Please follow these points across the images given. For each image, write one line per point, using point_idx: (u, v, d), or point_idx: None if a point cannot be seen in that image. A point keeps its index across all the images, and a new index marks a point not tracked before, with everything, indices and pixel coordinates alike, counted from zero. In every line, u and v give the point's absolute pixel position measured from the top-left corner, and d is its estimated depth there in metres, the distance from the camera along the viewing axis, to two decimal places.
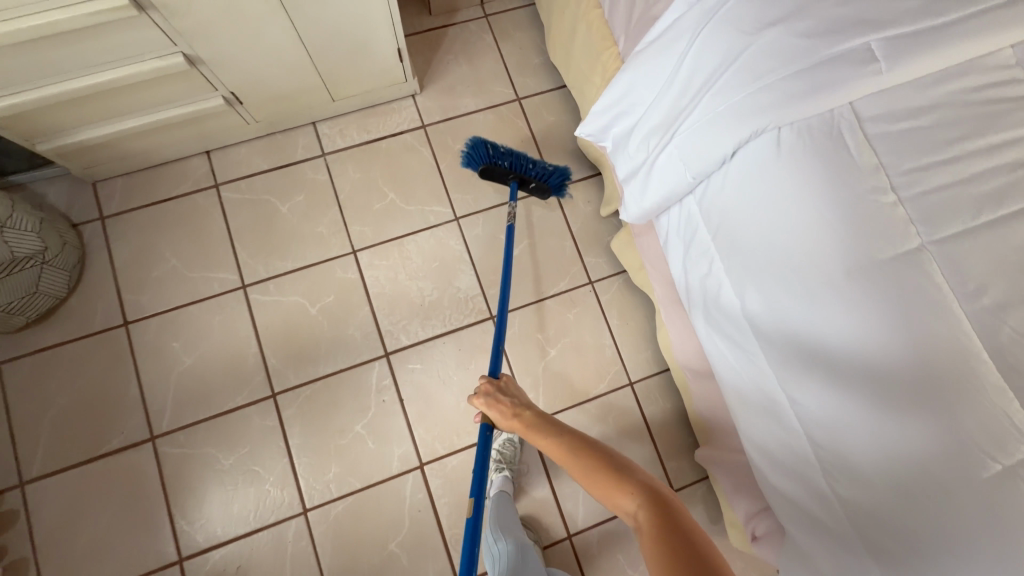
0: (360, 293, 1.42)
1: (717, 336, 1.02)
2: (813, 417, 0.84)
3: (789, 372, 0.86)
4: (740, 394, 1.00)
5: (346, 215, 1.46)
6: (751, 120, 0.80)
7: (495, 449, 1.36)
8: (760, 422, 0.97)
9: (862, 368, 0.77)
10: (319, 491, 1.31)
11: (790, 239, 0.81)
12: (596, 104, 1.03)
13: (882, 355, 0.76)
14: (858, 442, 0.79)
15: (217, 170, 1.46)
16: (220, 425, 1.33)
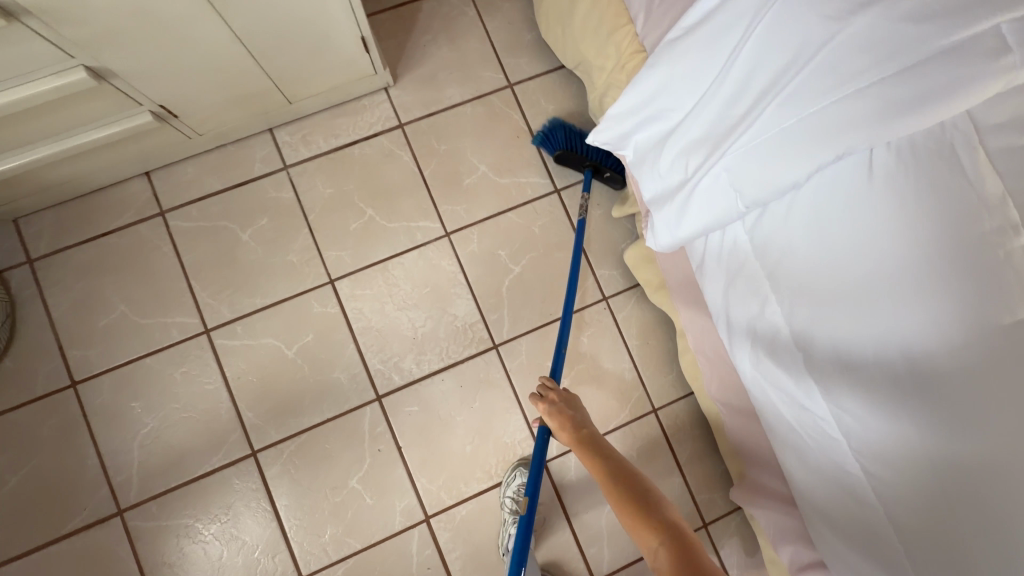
0: (343, 329, 1.24)
1: (767, 387, 0.84)
2: (904, 500, 0.69)
3: (873, 446, 0.70)
4: (799, 455, 0.84)
5: (319, 238, 1.26)
6: (833, 139, 0.61)
7: (509, 498, 1.19)
8: (823, 491, 0.81)
9: (977, 451, 0.61)
10: (315, 556, 1.18)
11: (882, 288, 0.64)
12: (614, 106, 0.82)
13: (1008, 441, 0.59)
14: (966, 538, 0.64)
15: (161, 194, 1.24)
16: (196, 491, 1.17)
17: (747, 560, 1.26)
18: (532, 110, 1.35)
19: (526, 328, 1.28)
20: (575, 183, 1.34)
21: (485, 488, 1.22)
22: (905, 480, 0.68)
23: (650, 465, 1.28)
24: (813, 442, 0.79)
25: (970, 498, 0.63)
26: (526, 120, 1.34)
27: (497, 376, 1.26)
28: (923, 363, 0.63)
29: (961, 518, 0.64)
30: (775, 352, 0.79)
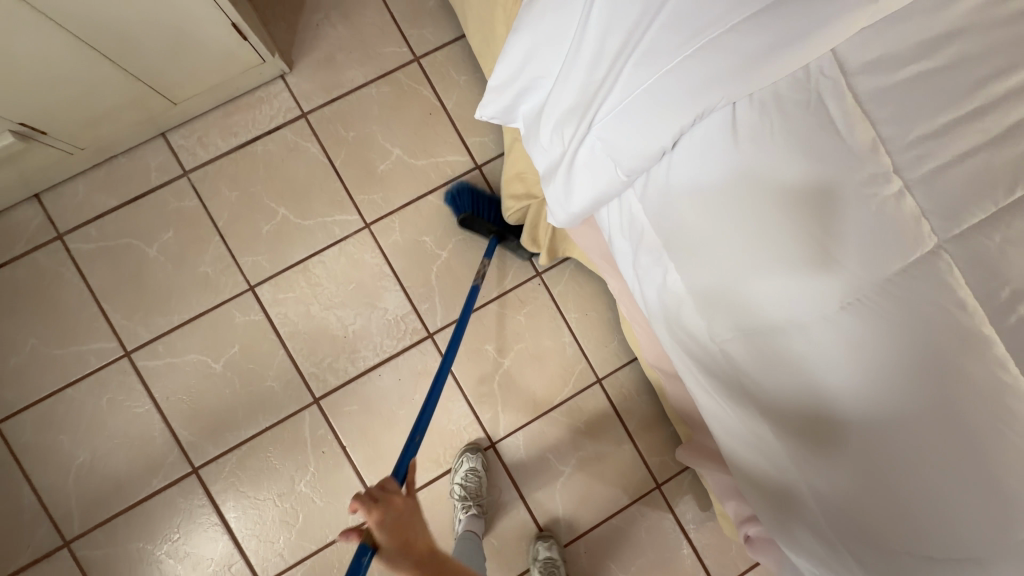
0: (270, 336, 1.20)
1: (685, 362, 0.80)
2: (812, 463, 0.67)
3: (780, 415, 0.67)
4: (718, 425, 0.81)
5: (233, 245, 1.20)
6: (692, 99, 0.57)
7: (457, 483, 1.19)
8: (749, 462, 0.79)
9: (875, 414, 0.59)
10: (272, 562, 1.18)
11: (768, 255, 0.59)
12: (491, 78, 0.75)
13: (904, 403, 0.57)
14: (869, 495, 0.63)
15: (56, 217, 1.17)
16: (142, 515, 1.16)
17: (701, 513, 1.29)
18: (442, 83, 1.27)
19: None
20: (495, 156, 1.28)
21: (435, 477, 1.22)
22: (817, 451, 0.66)
23: (600, 435, 1.28)
24: (735, 425, 0.74)
25: (873, 462, 0.61)
26: (437, 96, 1.27)
27: (435, 366, 1.24)
28: (818, 333, 0.60)
29: (868, 482, 0.63)
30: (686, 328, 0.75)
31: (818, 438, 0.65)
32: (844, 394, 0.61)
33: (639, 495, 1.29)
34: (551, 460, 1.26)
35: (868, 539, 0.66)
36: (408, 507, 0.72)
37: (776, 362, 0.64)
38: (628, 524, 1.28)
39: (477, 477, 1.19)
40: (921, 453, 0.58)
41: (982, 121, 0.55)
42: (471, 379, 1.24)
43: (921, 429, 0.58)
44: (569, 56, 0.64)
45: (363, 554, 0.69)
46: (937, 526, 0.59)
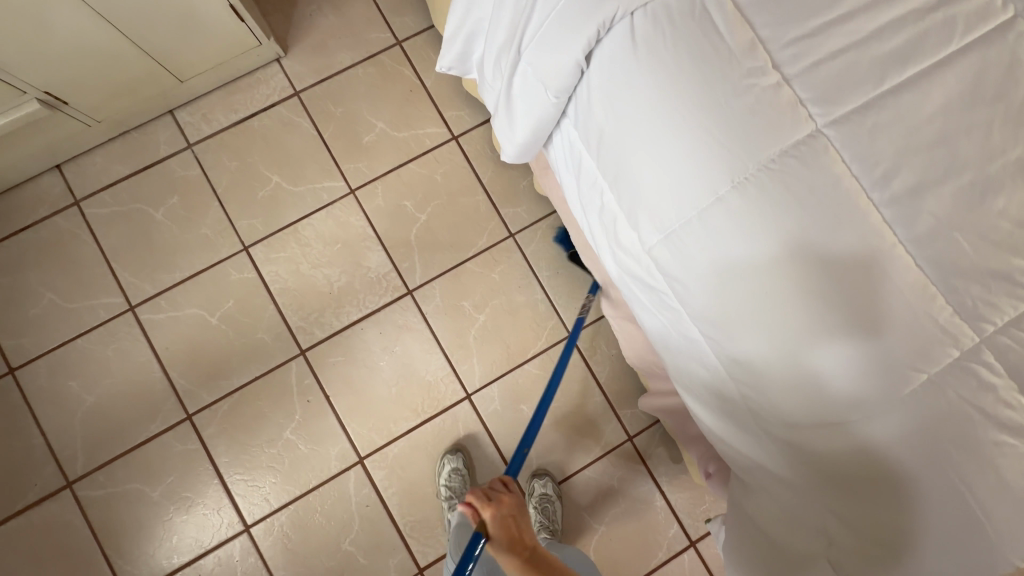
0: (262, 292, 1.30)
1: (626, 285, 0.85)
2: (733, 356, 0.70)
3: (699, 309, 0.71)
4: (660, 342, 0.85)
5: (230, 210, 1.32)
6: (595, 14, 0.67)
7: (442, 487, 1.23)
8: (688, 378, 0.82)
9: (778, 291, 0.64)
10: (258, 506, 1.24)
11: (672, 148, 0.67)
12: (446, 29, 0.87)
13: (800, 275, 0.63)
14: (782, 377, 0.67)
15: (75, 186, 1.30)
16: (140, 458, 1.24)
17: (673, 465, 1.32)
18: (422, 64, 1.39)
19: (438, 271, 1.33)
20: (471, 128, 1.38)
21: (414, 426, 1.29)
22: (736, 346, 0.69)
23: (572, 388, 1.33)
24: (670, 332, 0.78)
25: (783, 341, 0.65)
26: (417, 75, 1.39)
27: (414, 320, 1.32)
28: (722, 220, 0.66)
29: (780, 366, 0.66)
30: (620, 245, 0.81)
31: (735, 330, 0.68)
32: (750, 276, 0.66)
33: (612, 447, 1.32)
34: (525, 411, 1.31)
35: (787, 429, 0.69)
36: (514, 504, 0.91)
37: (692, 254, 0.69)
38: (601, 475, 1.31)
39: (461, 476, 1.23)
40: (821, 324, 0.63)
41: (850, 23, 0.63)
42: (448, 333, 1.32)
43: (818, 300, 0.62)
44: None
45: (477, 539, 0.91)
46: (841, 395, 0.63)
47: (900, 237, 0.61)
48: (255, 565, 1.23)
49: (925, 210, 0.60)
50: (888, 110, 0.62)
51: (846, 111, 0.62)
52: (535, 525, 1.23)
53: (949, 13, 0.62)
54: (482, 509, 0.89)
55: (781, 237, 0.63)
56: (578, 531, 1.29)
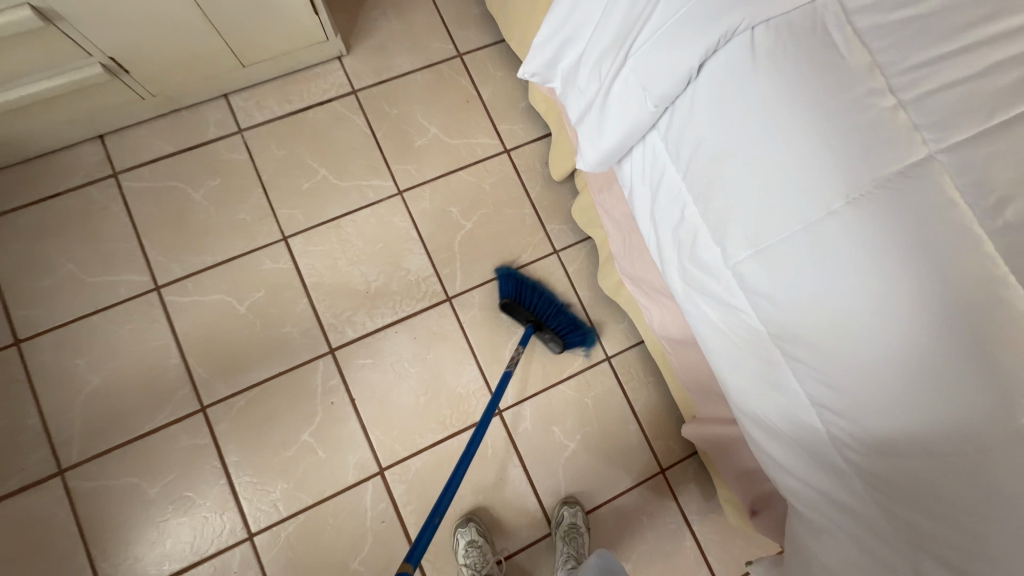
0: (296, 285, 1.25)
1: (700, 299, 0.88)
2: (820, 377, 0.72)
3: (791, 327, 0.73)
4: (732, 360, 0.86)
5: (272, 197, 1.29)
6: (701, 33, 0.71)
7: (462, 562, 1.14)
8: (757, 393, 0.84)
9: (891, 333, 0.65)
10: (264, 513, 1.15)
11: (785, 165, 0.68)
12: (537, 36, 0.94)
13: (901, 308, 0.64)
14: (873, 407, 0.68)
15: (115, 157, 1.26)
16: (140, 450, 1.15)
17: (704, 504, 1.26)
18: (480, 77, 1.42)
19: (478, 281, 1.30)
20: (524, 143, 1.39)
21: (440, 439, 1.22)
22: (822, 371, 0.72)
23: (607, 413, 1.28)
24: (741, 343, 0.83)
25: (880, 375, 0.66)
26: (475, 86, 1.41)
27: (449, 329, 1.27)
28: (820, 235, 0.67)
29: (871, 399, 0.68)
30: (700, 259, 0.84)
31: (816, 346, 0.71)
32: (852, 304, 0.67)
33: (643, 478, 1.26)
34: (557, 434, 1.25)
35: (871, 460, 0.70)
36: None
37: (793, 280, 0.71)
38: (630, 508, 1.24)
39: (477, 551, 1.14)
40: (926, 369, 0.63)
41: (971, 56, 0.61)
42: (483, 345, 1.27)
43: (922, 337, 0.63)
44: (601, 21, 0.83)
45: None
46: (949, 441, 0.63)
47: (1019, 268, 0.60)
48: None
49: None
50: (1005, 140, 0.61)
51: (959, 142, 0.61)
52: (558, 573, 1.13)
53: None
54: None
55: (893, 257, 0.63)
56: None
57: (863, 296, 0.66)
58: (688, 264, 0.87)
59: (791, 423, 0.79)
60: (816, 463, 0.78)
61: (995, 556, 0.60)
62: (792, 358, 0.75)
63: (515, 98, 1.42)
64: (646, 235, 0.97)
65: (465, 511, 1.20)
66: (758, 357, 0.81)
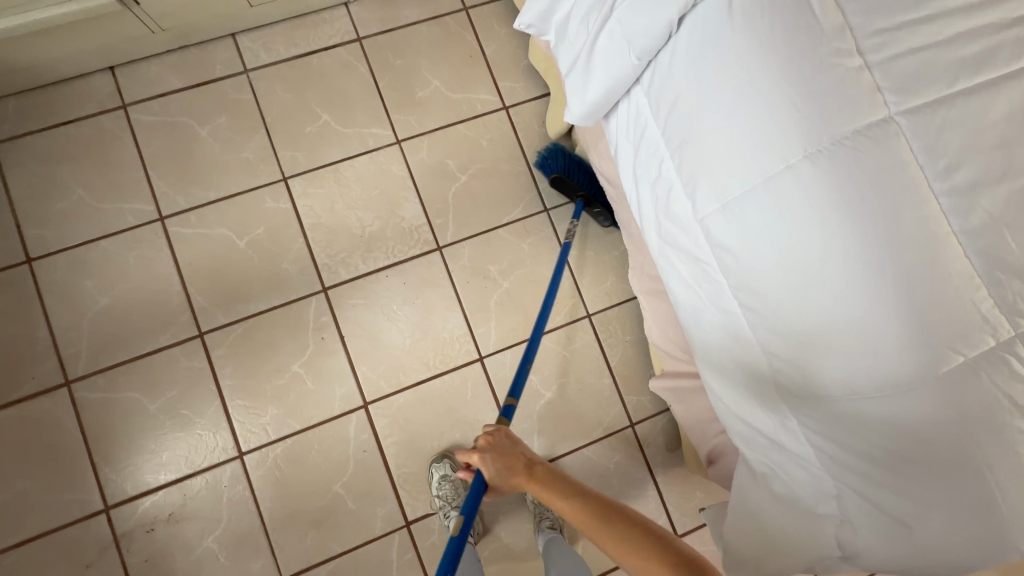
0: (294, 224, 1.30)
1: (670, 254, 0.91)
2: (771, 327, 0.76)
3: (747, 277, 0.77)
4: (695, 313, 0.90)
5: (274, 138, 1.33)
6: None
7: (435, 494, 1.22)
8: (716, 346, 0.88)
9: (836, 283, 0.69)
10: (255, 435, 1.23)
11: (753, 119, 0.72)
12: None
13: (846, 259, 0.68)
14: (815, 355, 0.72)
15: (125, 89, 1.30)
16: (142, 368, 1.22)
17: (669, 457, 1.33)
18: (485, 32, 1.43)
19: (469, 233, 1.35)
20: (523, 102, 1.42)
21: (423, 379, 1.29)
22: (773, 320, 0.76)
23: (583, 367, 1.34)
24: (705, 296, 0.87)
25: (824, 325, 0.71)
26: (478, 42, 1.43)
27: (439, 277, 1.33)
28: (778, 190, 0.71)
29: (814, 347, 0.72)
30: (672, 213, 0.87)
31: (769, 295, 0.75)
32: (803, 255, 0.71)
33: (613, 430, 1.33)
34: (534, 382, 1.32)
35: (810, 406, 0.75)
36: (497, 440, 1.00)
37: (752, 232, 0.75)
38: (598, 457, 1.32)
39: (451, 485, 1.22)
40: (865, 318, 0.68)
41: (932, 25, 0.67)
42: (469, 294, 1.33)
43: (864, 287, 0.67)
44: None
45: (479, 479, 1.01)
46: (879, 385, 0.68)
47: (953, 227, 0.65)
48: (242, 493, 1.22)
49: (983, 206, 0.64)
50: (955, 108, 0.66)
51: (917, 105, 0.66)
52: (537, 519, 1.24)
53: (1022, 33, 0.66)
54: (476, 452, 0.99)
55: (844, 211, 0.67)
56: None
57: (814, 248, 0.70)
58: (662, 219, 0.90)
59: (741, 375, 0.84)
60: (763, 415, 0.82)
61: (910, 491, 0.68)
62: (746, 309, 0.79)
63: (517, 56, 1.44)
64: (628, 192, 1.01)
65: (443, 447, 1.28)
66: (718, 310, 0.85)
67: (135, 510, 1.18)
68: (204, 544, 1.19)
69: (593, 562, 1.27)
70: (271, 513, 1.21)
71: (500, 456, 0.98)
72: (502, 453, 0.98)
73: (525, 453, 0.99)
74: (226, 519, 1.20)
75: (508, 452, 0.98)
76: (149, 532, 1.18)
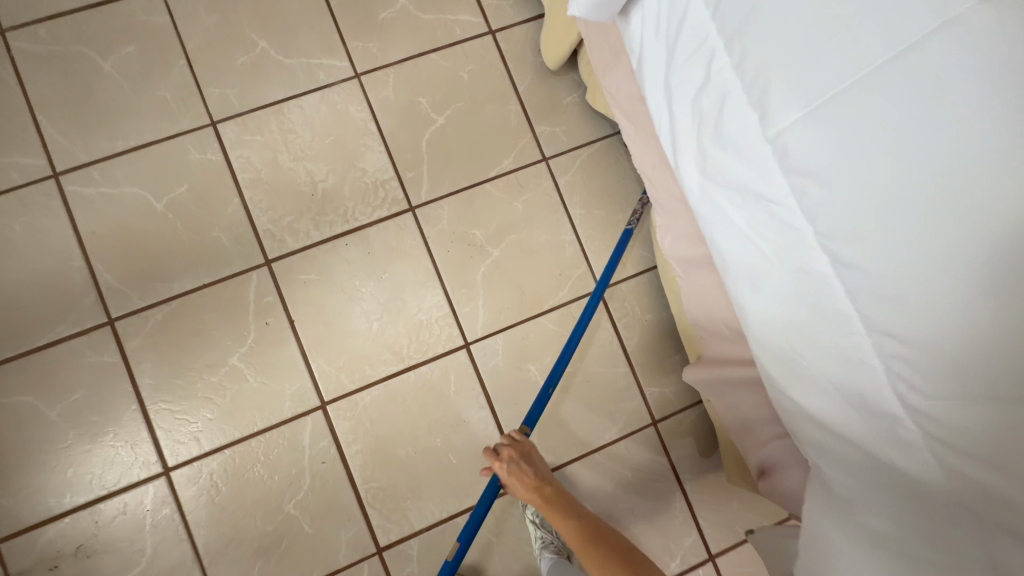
0: (226, 181, 1.03)
1: (718, 195, 0.66)
2: (873, 284, 0.53)
3: (843, 212, 0.54)
4: (752, 274, 0.66)
5: (199, 73, 1.05)
6: None
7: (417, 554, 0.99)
8: (781, 318, 0.64)
9: (986, 208, 0.47)
10: (184, 446, 0.99)
11: None
12: None
13: (1005, 172, 0.46)
14: (949, 320, 0.50)
15: (3, 11, 1.02)
16: (36, 365, 0.97)
17: (700, 461, 1.09)
18: None
19: (448, 189, 1.08)
20: (513, 25, 1.13)
21: (394, 372, 1.03)
22: (881, 273, 0.52)
23: (594, 353, 1.08)
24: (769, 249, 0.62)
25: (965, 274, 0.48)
26: None
27: (411, 244, 1.06)
28: (895, 75, 0.51)
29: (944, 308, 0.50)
30: (723, 133, 0.62)
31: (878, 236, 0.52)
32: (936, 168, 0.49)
33: (631, 430, 1.08)
34: (533, 373, 1.06)
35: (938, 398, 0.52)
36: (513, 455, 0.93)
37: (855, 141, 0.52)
38: (614, 463, 1.07)
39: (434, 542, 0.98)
40: None
41: None
42: (450, 266, 1.07)
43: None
44: None
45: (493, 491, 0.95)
46: None
47: None
48: (169, 518, 0.97)
49: None
50: None
51: None
52: (536, 542, 1.00)
53: None
54: (494, 464, 0.93)
55: (1000, 100, 0.47)
56: None
57: (952, 159, 0.48)
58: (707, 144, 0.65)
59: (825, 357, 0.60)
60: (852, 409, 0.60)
61: None
62: (841, 259, 0.55)
63: None
64: (654, 118, 0.76)
65: (421, 456, 1.03)
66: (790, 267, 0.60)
67: (33, 543, 0.95)
68: None
69: None
70: (206, 543, 0.97)
71: (517, 471, 0.91)
72: (521, 469, 0.91)
73: (535, 472, 0.91)
74: (149, 551, 0.96)
75: (524, 468, 0.91)
76: (52, 569, 0.94)
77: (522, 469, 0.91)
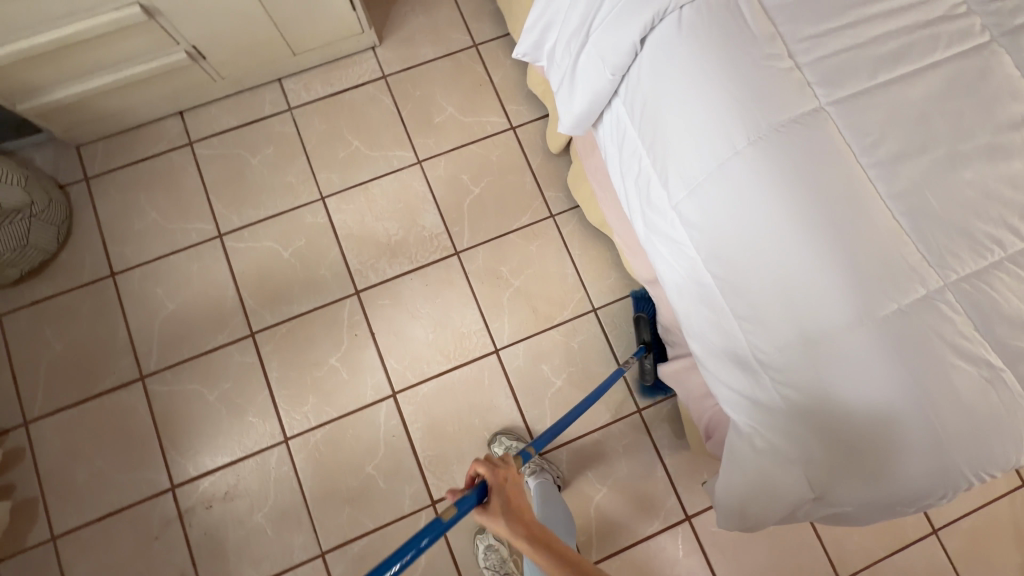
0: (330, 236, 1.49)
1: (655, 242, 1.01)
2: (741, 298, 0.85)
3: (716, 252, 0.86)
4: (680, 290, 0.99)
5: (313, 163, 1.53)
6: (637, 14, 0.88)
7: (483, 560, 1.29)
8: (699, 319, 0.96)
9: (785, 253, 0.79)
10: (298, 422, 1.39)
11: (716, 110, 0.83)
12: (519, 45, 1.16)
13: (794, 231, 0.78)
14: (782, 322, 0.80)
15: (190, 129, 1.54)
16: (202, 363, 1.41)
17: (676, 440, 1.41)
18: (492, 64, 1.62)
19: (482, 238, 1.51)
20: (529, 121, 1.59)
21: (445, 369, 1.43)
22: (743, 291, 0.84)
23: (591, 356, 1.45)
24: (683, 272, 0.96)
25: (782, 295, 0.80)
26: (487, 72, 1.61)
27: (457, 278, 1.48)
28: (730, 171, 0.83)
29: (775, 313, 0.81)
30: (653, 203, 0.97)
31: (736, 267, 0.84)
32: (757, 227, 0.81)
33: (621, 415, 1.42)
34: (546, 371, 1.43)
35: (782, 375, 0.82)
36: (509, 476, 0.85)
37: (718, 210, 0.85)
38: (609, 440, 1.41)
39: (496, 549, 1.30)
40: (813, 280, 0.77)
41: (858, 29, 0.81)
42: (485, 293, 1.47)
43: (810, 254, 0.77)
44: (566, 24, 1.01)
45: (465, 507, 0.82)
46: (829, 345, 0.77)
47: (882, 193, 0.76)
48: (287, 473, 1.36)
49: (905, 171, 0.76)
50: (875, 97, 0.78)
51: (845, 94, 0.79)
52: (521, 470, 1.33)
53: (944, 30, 0.80)
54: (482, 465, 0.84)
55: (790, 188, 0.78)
56: (583, 490, 1.38)
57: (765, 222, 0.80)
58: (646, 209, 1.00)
59: (719, 342, 0.93)
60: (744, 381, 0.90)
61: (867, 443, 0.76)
62: (717, 282, 0.88)
63: (521, 83, 1.62)
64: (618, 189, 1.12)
65: (465, 432, 1.40)
66: (697, 287, 0.94)
67: (195, 489, 1.35)
68: (254, 518, 1.34)
69: (610, 537, 1.36)
70: (312, 492, 1.35)
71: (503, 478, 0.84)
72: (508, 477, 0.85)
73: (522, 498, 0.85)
74: (273, 497, 1.35)
75: (512, 486, 0.84)
76: (207, 508, 1.34)
77: (507, 486, 0.84)
